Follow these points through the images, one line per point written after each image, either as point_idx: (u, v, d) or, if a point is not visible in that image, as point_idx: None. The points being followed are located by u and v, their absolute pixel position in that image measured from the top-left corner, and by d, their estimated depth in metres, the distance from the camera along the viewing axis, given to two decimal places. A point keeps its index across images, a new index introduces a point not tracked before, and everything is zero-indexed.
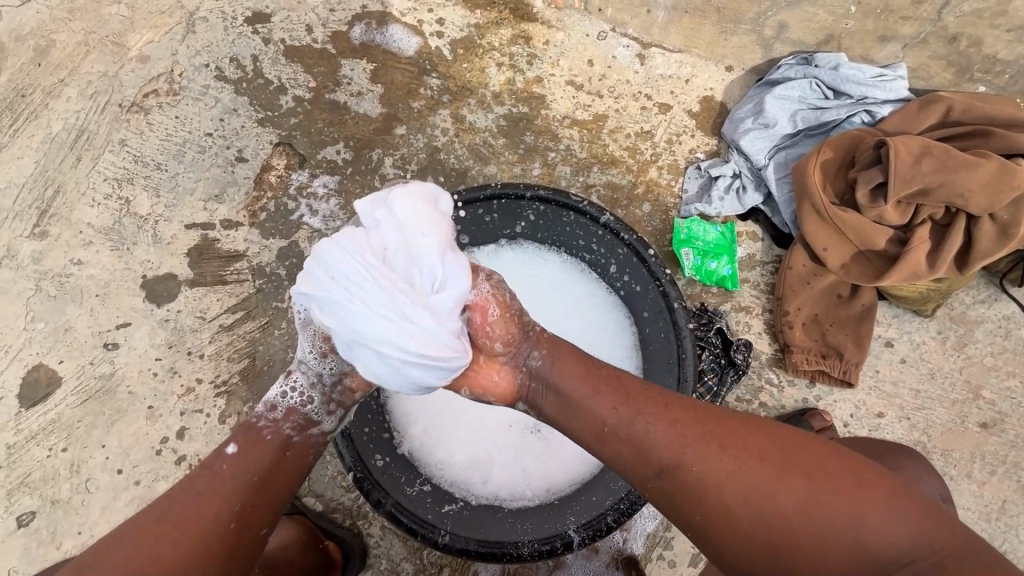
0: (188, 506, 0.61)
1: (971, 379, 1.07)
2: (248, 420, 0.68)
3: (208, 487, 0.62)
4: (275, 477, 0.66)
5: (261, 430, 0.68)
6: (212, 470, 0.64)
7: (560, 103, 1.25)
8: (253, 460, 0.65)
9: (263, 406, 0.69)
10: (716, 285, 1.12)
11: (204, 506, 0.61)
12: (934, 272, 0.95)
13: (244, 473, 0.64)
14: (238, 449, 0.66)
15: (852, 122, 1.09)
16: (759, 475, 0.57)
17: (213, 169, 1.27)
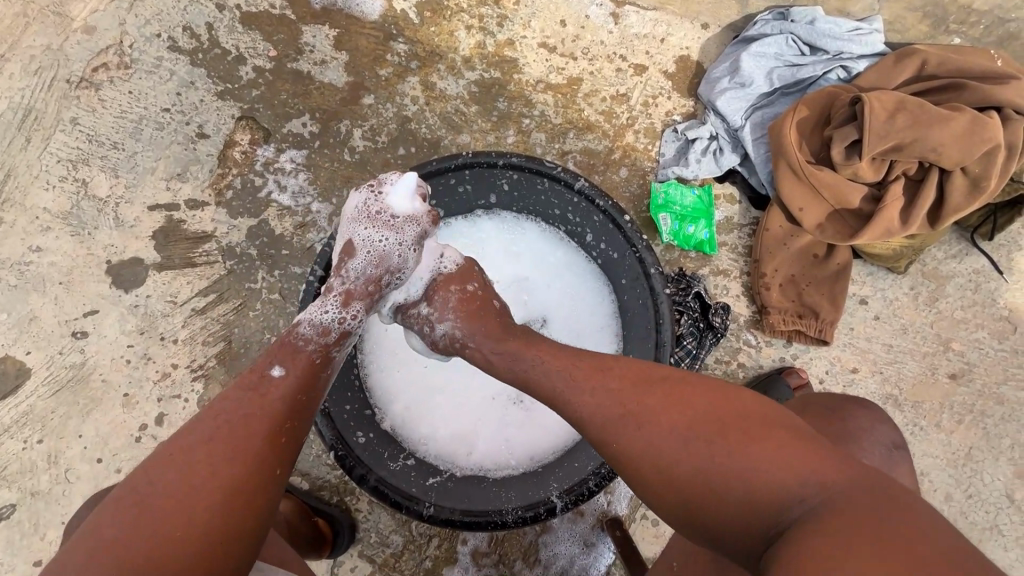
0: (244, 418, 0.60)
1: (941, 333, 1.09)
2: (286, 338, 0.67)
3: (257, 400, 0.62)
4: (315, 391, 0.67)
5: (308, 349, 0.68)
6: (254, 387, 0.63)
7: (532, 67, 1.21)
8: (300, 377, 0.66)
9: (308, 325, 0.70)
10: (694, 249, 1.12)
11: (256, 420, 0.60)
12: (907, 229, 0.95)
13: (297, 389, 0.65)
14: (286, 370, 0.65)
15: (828, 78, 1.07)
16: (676, 422, 0.55)
17: (174, 147, 1.21)
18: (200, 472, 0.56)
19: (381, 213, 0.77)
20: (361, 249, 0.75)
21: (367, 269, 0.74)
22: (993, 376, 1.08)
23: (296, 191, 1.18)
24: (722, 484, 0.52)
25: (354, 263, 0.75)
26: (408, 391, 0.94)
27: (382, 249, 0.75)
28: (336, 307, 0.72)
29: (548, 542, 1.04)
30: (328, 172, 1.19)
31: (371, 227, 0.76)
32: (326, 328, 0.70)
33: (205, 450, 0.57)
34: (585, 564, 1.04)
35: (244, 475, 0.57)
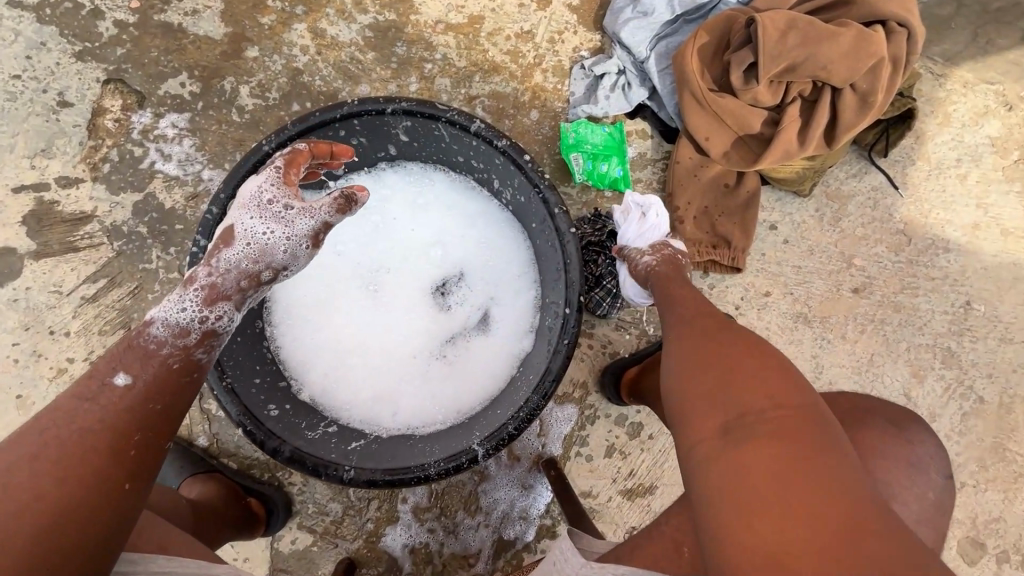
0: (87, 431, 0.54)
1: (844, 251, 1.15)
2: (133, 341, 0.61)
3: (104, 411, 0.56)
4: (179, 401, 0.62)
5: (161, 353, 0.62)
6: (92, 397, 0.56)
7: (430, 6, 1.14)
8: (162, 383, 0.61)
9: (165, 323, 0.63)
10: (610, 188, 1.11)
11: (102, 431, 0.55)
12: (805, 150, 0.97)
13: (144, 397, 0.59)
14: (131, 379, 0.59)
15: (726, 2, 1.05)
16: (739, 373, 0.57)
17: (33, 119, 1.08)
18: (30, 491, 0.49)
19: (273, 202, 0.69)
20: (241, 236, 0.67)
21: (242, 264, 0.67)
22: (891, 287, 1.15)
23: (183, 159, 1.08)
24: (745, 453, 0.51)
25: (229, 253, 0.67)
26: (324, 360, 0.92)
27: (262, 242, 0.68)
28: (200, 301, 0.65)
29: (488, 490, 1.06)
30: (217, 136, 1.09)
31: (254, 218, 0.68)
32: (183, 328, 0.63)
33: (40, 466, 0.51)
34: (525, 506, 1.06)
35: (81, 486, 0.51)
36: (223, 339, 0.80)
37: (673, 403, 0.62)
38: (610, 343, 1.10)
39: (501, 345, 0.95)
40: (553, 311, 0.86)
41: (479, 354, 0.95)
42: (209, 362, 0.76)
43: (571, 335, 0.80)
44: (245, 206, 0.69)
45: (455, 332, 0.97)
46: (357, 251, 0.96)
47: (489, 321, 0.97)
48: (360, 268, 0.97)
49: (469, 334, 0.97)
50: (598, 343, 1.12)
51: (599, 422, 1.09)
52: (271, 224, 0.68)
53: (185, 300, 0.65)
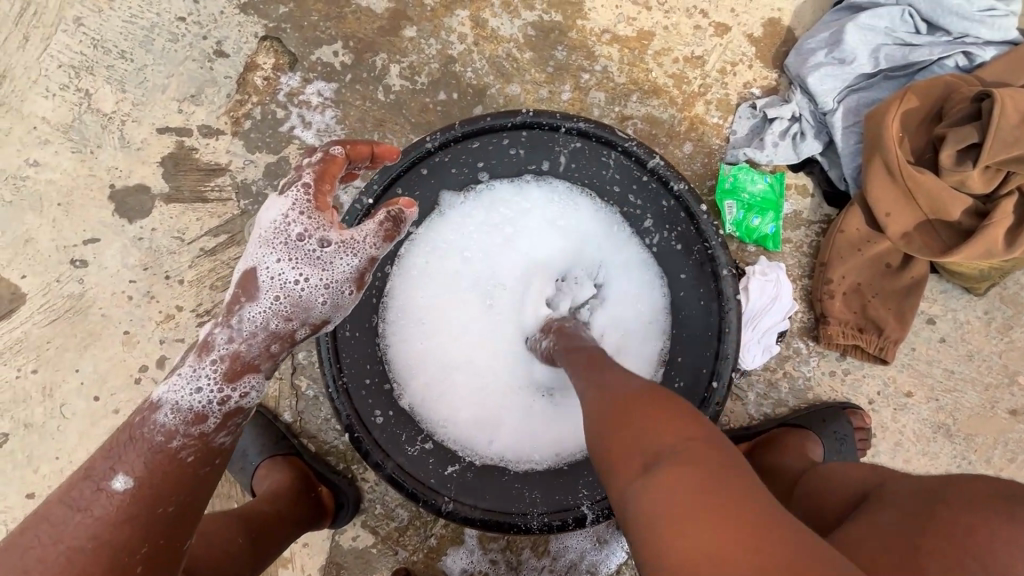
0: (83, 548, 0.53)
1: (1009, 364, 1.00)
2: (135, 433, 0.59)
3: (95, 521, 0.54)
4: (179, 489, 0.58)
5: (170, 443, 0.60)
6: (89, 504, 0.55)
7: (600, 13, 1.06)
8: (163, 478, 0.57)
9: (178, 408, 0.60)
10: (755, 243, 1.01)
11: (99, 541, 0.53)
12: (1009, 253, 0.84)
13: (146, 497, 0.56)
14: (130, 480, 0.56)
15: (944, 65, 0.92)
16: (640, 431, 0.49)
17: (189, 64, 1.08)
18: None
19: (306, 239, 0.64)
20: (266, 290, 0.63)
21: (272, 321, 0.63)
22: None
23: (322, 129, 1.06)
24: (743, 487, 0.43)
25: (252, 310, 0.63)
26: (422, 370, 0.83)
27: (292, 292, 0.64)
28: (217, 378, 0.62)
29: (559, 534, 1.00)
30: (359, 112, 1.06)
31: (278, 261, 0.64)
32: (200, 412, 0.61)
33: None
34: (595, 561, 1.00)
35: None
36: (345, 335, 0.79)
37: (608, 440, 0.51)
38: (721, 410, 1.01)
39: None
40: (689, 373, 0.81)
41: None
42: (330, 360, 0.75)
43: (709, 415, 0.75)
44: (273, 255, 0.64)
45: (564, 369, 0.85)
46: (483, 261, 0.86)
47: None
48: (481, 279, 0.86)
49: None
50: None
51: None
52: (300, 266, 0.64)
53: (200, 377, 0.62)
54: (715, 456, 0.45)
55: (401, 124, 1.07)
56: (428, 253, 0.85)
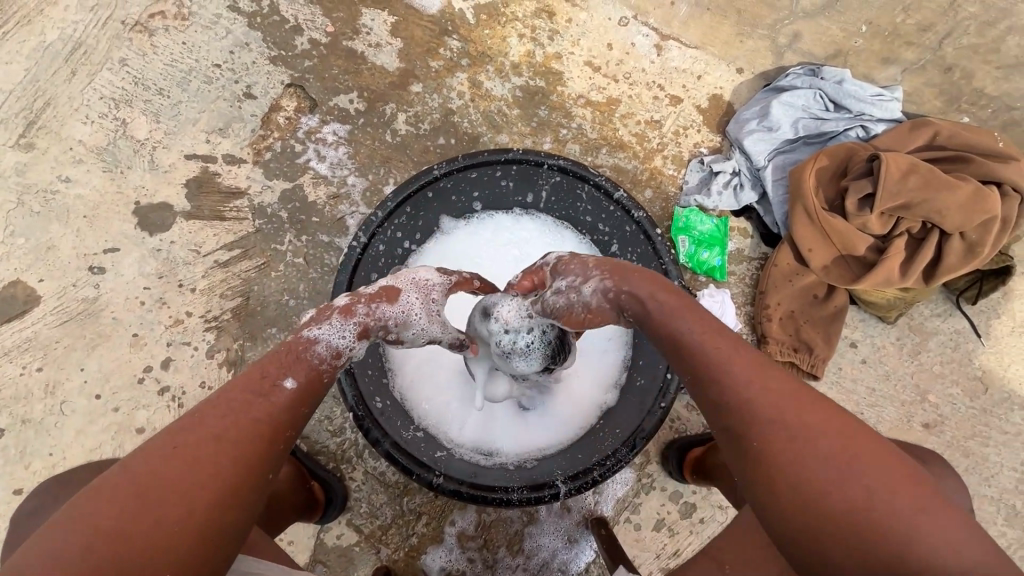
0: (250, 422, 0.59)
1: (920, 383, 1.17)
2: (302, 355, 0.66)
3: (263, 405, 0.61)
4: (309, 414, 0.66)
5: (319, 367, 0.67)
6: (263, 391, 0.62)
7: (576, 82, 1.28)
8: (308, 397, 0.65)
9: (324, 344, 0.68)
10: (705, 274, 1.18)
11: (263, 418, 0.60)
12: (904, 280, 1.03)
13: (299, 404, 0.64)
14: (297, 384, 0.64)
15: (847, 135, 1.16)
16: (783, 415, 0.56)
17: (220, 102, 1.24)
18: (193, 467, 0.54)
19: (438, 293, 0.77)
20: (405, 303, 0.73)
21: (391, 322, 0.72)
22: (962, 430, 1.16)
23: (335, 163, 1.22)
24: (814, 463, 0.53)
25: (387, 310, 0.72)
26: (418, 365, 0.97)
27: (417, 317, 0.74)
28: (352, 335, 0.70)
29: (533, 533, 1.07)
30: (368, 150, 1.23)
31: (415, 296, 0.75)
32: (338, 352, 0.69)
33: (207, 439, 0.56)
34: (566, 559, 1.07)
35: (231, 466, 0.55)
36: None
37: (750, 476, 0.56)
38: (679, 419, 1.13)
39: (580, 397, 0.97)
40: (649, 372, 0.91)
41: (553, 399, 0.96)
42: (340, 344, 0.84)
43: (667, 400, 0.85)
44: (421, 286, 0.76)
45: None
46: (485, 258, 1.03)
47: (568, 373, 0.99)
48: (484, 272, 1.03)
49: None
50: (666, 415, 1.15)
51: (654, 494, 1.10)
52: (427, 308, 0.75)
53: (342, 331, 0.69)
54: (854, 474, 0.51)
55: (404, 162, 1.23)
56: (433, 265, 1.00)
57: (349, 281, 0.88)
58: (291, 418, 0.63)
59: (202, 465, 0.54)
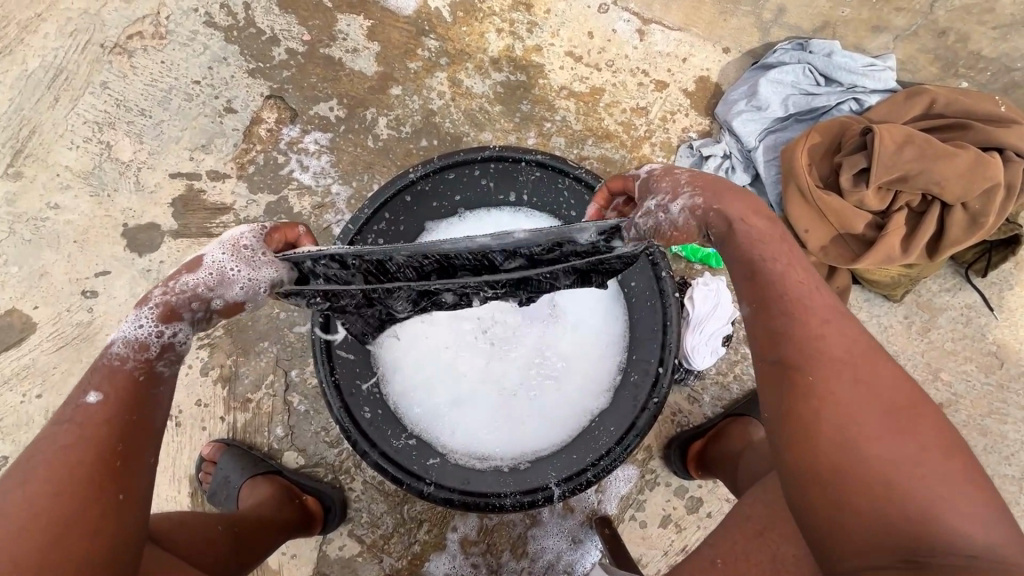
0: (60, 450, 0.53)
1: (931, 362, 1.13)
2: (95, 363, 0.59)
3: (78, 426, 0.55)
4: (145, 412, 0.58)
5: (127, 367, 0.59)
6: (68, 420, 0.55)
7: (558, 74, 1.25)
8: (137, 400, 0.58)
9: (122, 342, 0.59)
10: (700, 261, 1.15)
11: (85, 435, 0.54)
12: (907, 257, 0.99)
13: (120, 410, 0.57)
14: (103, 396, 0.57)
15: (840, 109, 1.11)
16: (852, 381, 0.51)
17: (201, 119, 1.23)
18: (28, 504, 0.51)
19: (251, 247, 0.66)
20: (212, 264, 0.64)
21: (198, 289, 0.63)
22: (978, 408, 1.12)
23: (318, 172, 1.21)
24: (880, 429, 0.49)
25: (188, 279, 0.63)
26: (412, 368, 0.97)
27: (233, 275, 0.64)
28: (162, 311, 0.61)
29: (537, 535, 1.06)
30: (350, 157, 1.22)
31: (223, 256, 0.64)
32: (143, 342, 0.60)
33: (33, 477, 0.52)
34: (571, 560, 1.06)
35: (62, 491, 0.52)
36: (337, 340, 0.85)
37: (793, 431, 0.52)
38: (681, 412, 1.10)
39: (575, 398, 0.95)
40: (641, 367, 0.88)
41: (548, 403, 0.95)
42: (323, 360, 0.81)
43: (661, 395, 0.81)
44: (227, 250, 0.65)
45: (526, 381, 0.97)
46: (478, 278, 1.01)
47: (560, 375, 0.97)
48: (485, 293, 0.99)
49: (539, 387, 0.96)
50: (667, 409, 1.12)
51: (658, 490, 1.07)
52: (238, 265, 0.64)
53: (143, 319, 0.61)
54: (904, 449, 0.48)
55: (388, 167, 1.22)
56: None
57: None
58: (121, 424, 0.56)
59: (37, 498, 0.51)
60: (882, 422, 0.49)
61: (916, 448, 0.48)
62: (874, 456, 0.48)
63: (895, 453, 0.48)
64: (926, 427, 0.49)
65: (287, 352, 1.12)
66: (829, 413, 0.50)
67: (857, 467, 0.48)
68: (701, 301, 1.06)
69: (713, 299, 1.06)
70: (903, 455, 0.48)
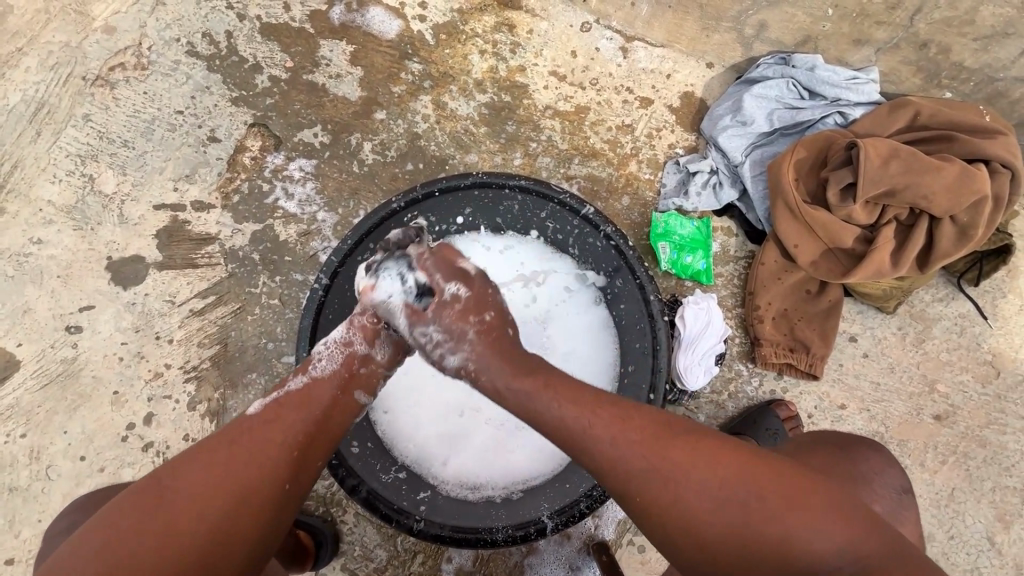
0: (215, 444, 0.63)
1: (927, 373, 1.12)
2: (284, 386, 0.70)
3: (247, 432, 0.64)
4: (333, 417, 0.70)
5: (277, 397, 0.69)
6: (239, 426, 0.65)
7: (542, 93, 1.25)
8: (300, 402, 0.68)
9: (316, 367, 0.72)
10: (691, 278, 1.14)
11: (276, 436, 0.64)
12: (897, 271, 0.99)
13: (298, 404, 0.68)
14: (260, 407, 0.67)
15: (825, 123, 1.11)
16: (656, 462, 0.61)
17: (185, 148, 1.22)
18: (178, 494, 0.58)
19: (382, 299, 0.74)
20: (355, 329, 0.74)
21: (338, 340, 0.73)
22: (976, 419, 1.10)
23: (303, 200, 1.20)
24: (700, 503, 0.58)
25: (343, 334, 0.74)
26: (400, 398, 0.93)
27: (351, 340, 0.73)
28: (343, 335, 0.74)
29: (534, 564, 1.04)
30: (336, 183, 1.21)
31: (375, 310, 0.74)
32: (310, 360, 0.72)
33: (199, 472, 0.60)
34: None
35: (252, 479, 0.61)
36: None
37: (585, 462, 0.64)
38: None
39: None
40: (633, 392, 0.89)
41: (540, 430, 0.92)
42: None
43: None
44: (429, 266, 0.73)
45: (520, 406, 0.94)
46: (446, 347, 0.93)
47: None
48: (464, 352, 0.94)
49: None
50: None
51: None
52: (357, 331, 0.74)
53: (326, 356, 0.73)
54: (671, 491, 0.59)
55: (374, 192, 1.21)
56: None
57: (313, 324, 0.87)
58: (318, 431, 0.68)
59: (187, 493, 0.58)
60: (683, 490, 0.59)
61: (736, 511, 0.57)
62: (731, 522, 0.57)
63: (724, 513, 0.58)
64: (793, 484, 0.58)
65: (276, 384, 1.11)
66: (659, 501, 0.60)
67: (702, 535, 0.58)
68: (688, 318, 1.05)
69: (702, 315, 1.05)
70: (730, 506, 0.58)
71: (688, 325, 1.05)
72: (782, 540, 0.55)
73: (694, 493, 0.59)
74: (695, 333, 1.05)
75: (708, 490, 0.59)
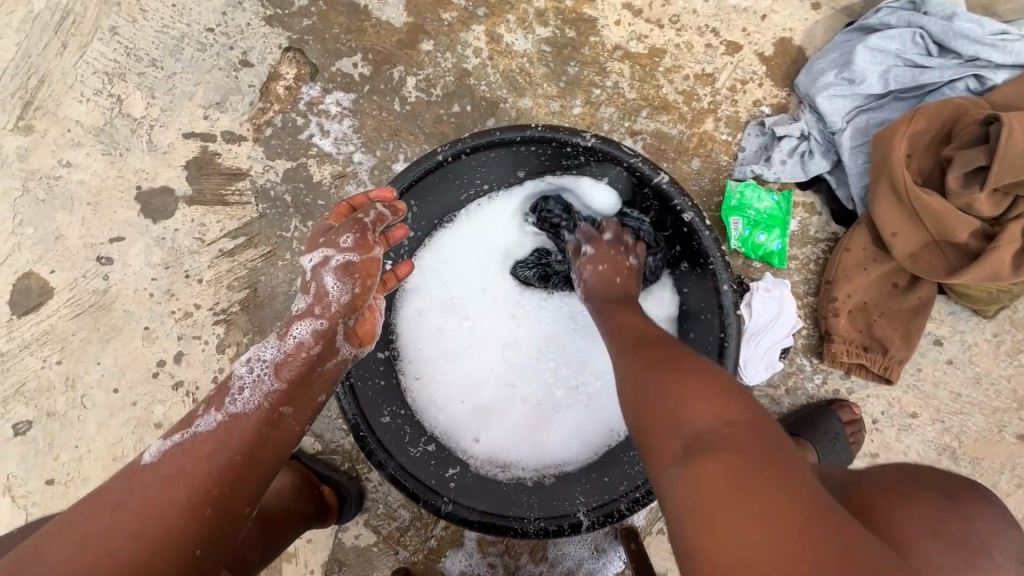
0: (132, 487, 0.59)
1: (1018, 388, 0.99)
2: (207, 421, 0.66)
3: (170, 472, 0.61)
4: (262, 451, 0.66)
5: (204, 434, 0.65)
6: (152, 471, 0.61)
7: (612, 30, 1.08)
8: (222, 438, 0.65)
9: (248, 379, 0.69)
10: (761, 259, 1.01)
11: (196, 475, 0.61)
12: (1016, 276, 0.85)
13: (230, 445, 0.64)
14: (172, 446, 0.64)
15: (954, 88, 0.93)
16: (666, 385, 0.56)
17: (215, 72, 1.12)
18: (74, 543, 0.55)
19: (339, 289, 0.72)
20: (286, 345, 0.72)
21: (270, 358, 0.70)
22: None
23: (339, 138, 1.10)
24: (687, 427, 0.51)
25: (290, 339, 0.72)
26: (436, 365, 0.89)
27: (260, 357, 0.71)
28: (272, 350, 0.71)
29: (557, 541, 1.01)
30: (375, 121, 1.10)
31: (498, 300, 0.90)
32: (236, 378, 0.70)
33: (107, 518, 0.57)
34: (592, 568, 1.01)
35: (162, 522, 0.57)
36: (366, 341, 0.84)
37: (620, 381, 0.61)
38: None
39: (608, 416, 0.86)
40: None
41: (577, 417, 0.87)
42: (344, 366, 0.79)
43: None
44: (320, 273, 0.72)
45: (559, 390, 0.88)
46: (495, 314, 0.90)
47: (597, 390, 0.87)
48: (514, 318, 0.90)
49: (569, 401, 0.88)
50: None
51: None
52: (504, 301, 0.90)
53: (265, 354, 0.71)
54: (668, 415, 0.53)
55: (415, 133, 1.10)
56: (454, 244, 0.92)
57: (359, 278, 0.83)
58: (242, 468, 0.64)
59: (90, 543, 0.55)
60: (678, 401, 0.53)
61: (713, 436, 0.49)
62: (699, 451, 0.48)
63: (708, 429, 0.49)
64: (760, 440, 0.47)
65: None
66: (655, 425, 0.54)
67: (680, 446, 0.50)
68: (752, 308, 0.95)
69: (770, 306, 0.95)
70: (707, 437, 0.49)
71: (755, 316, 0.95)
72: (730, 481, 0.44)
73: (691, 422, 0.51)
74: (763, 326, 0.95)
75: (690, 417, 0.51)
